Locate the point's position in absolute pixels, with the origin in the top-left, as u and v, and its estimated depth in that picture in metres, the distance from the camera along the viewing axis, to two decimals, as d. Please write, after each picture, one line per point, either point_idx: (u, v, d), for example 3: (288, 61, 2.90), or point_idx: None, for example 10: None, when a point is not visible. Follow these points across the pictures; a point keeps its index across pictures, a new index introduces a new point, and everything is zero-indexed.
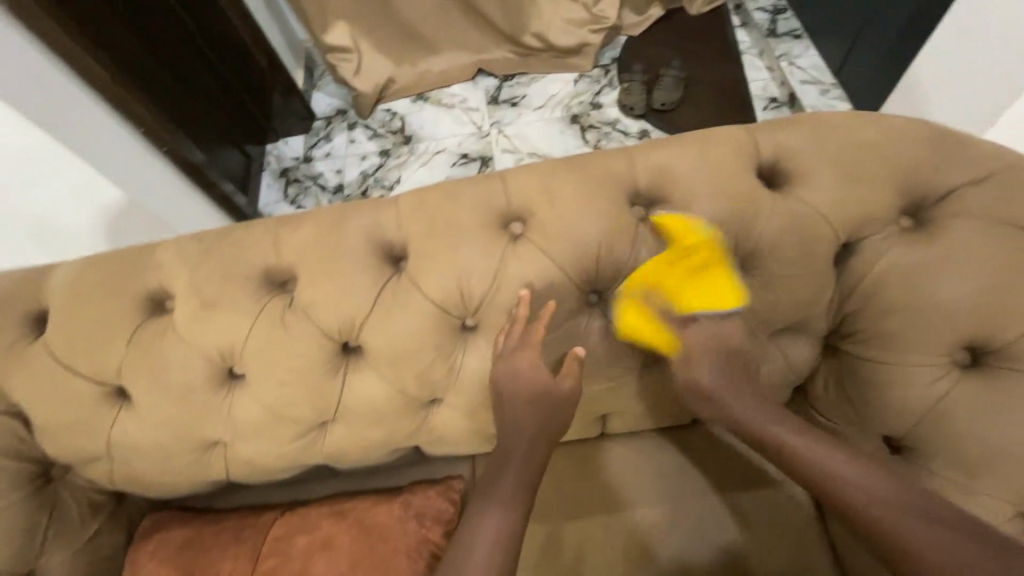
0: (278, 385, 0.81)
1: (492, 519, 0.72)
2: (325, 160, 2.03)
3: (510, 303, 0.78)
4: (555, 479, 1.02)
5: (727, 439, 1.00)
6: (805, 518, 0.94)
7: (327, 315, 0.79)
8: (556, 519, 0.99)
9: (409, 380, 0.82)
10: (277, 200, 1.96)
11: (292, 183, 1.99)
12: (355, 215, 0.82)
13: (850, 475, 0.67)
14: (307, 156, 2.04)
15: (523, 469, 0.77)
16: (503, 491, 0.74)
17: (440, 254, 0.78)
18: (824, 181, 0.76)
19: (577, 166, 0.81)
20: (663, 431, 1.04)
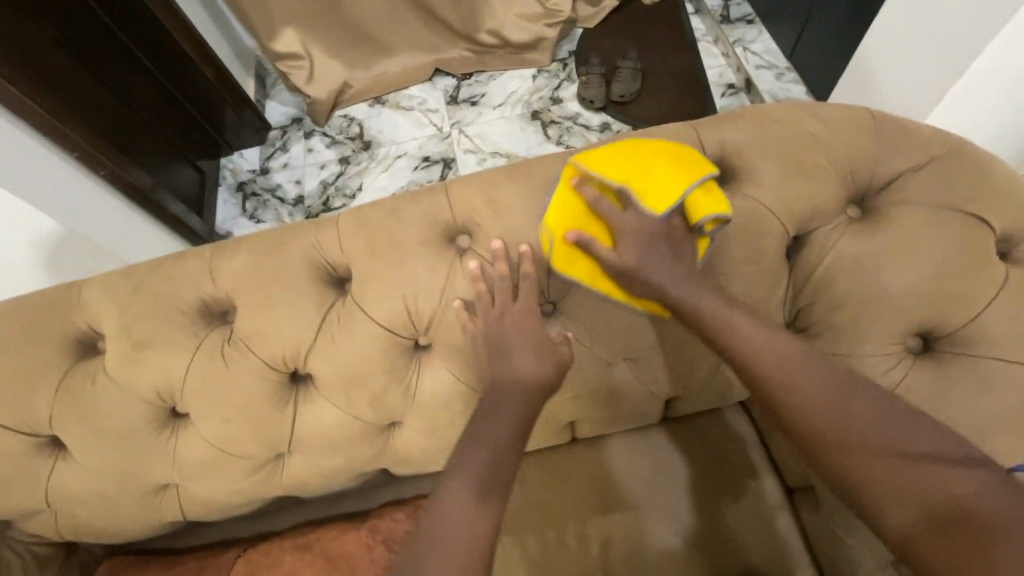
0: (225, 422, 0.78)
1: (453, 514, 0.62)
2: (282, 171, 1.95)
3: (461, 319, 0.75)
4: (528, 489, 1.00)
5: (697, 435, 1.00)
6: (777, 511, 0.94)
7: (270, 346, 0.75)
8: (530, 530, 0.97)
9: (363, 406, 0.79)
10: (235, 216, 1.88)
11: (250, 197, 1.91)
12: (294, 238, 0.78)
13: (818, 405, 0.62)
14: (264, 168, 1.97)
15: (489, 458, 0.66)
16: (466, 484, 0.64)
17: (386, 274, 0.75)
18: (771, 176, 0.75)
19: (523, 173, 0.79)
20: (634, 432, 1.03)
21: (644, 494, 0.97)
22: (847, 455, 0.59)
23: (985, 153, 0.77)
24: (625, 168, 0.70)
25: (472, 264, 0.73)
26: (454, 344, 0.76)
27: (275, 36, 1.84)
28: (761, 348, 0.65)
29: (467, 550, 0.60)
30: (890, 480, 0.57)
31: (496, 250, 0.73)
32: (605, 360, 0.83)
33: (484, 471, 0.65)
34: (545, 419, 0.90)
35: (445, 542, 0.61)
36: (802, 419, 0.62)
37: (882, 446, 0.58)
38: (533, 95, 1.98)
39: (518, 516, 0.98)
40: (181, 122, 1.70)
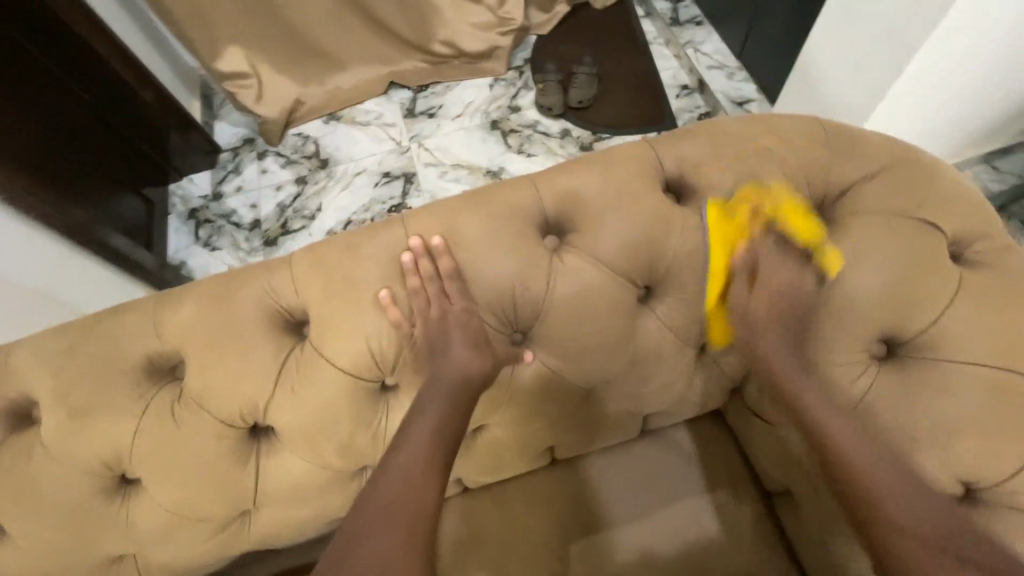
0: (181, 485, 0.72)
1: (394, 489, 0.65)
2: (237, 195, 1.88)
3: (427, 357, 0.72)
4: (512, 518, 0.97)
5: (675, 447, 0.99)
6: (758, 519, 0.94)
7: (225, 400, 0.70)
8: (515, 563, 0.94)
9: (331, 454, 0.75)
10: (189, 245, 1.80)
11: (204, 225, 1.83)
12: (244, 283, 0.74)
13: (866, 457, 0.68)
14: (216, 193, 1.88)
15: (426, 450, 0.67)
16: (401, 468, 0.66)
17: (345, 316, 0.71)
18: (731, 191, 0.75)
19: (483, 199, 0.77)
20: (615, 448, 1.01)
21: (627, 513, 0.96)
22: (889, 504, 0.65)
23: (931, 156, 0.79)
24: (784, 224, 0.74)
25: (406, 257, 0.72)
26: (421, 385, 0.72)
27: (218, 56, 1.76)
28: (818, 408, 0.71)
29: (409, 524, 0.63)
30: (920, 533, 0.63)
31: (419, 247, 0.73)
32: (579, 386, 0.81)
33: (424, 452, 0.67)
34: (523, 448, 0.88)
35: (388, 518, 0.63)
36: (854, 468, 0.68)
37: (915, 503, 0.65)
38: (491, 104, 1.96)
39: (502, 548, 0.95)
40: (120, 152, 1.61)
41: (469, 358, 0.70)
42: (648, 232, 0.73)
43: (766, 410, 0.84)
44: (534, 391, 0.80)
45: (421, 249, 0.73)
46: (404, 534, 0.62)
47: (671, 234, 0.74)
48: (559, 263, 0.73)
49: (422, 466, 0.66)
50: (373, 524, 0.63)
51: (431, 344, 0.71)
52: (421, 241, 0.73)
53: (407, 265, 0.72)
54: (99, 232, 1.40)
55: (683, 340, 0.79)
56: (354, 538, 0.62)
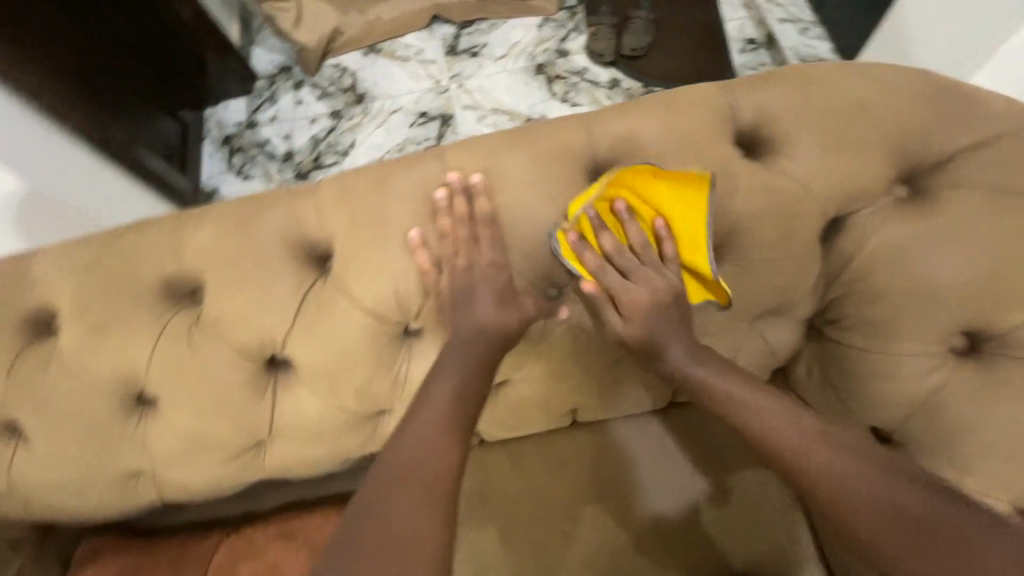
0: (196, 411, 0.71)
1: (415, 444, 0.59)
2: (270, 124, 1.81)
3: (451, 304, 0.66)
4: (529, 473, 0.95)
5: (708, 421, 0.94)
6: (784, 504, 0.89)
7: (242, 330, 0.67)
8: (528, 522, 0.92)
9: (349, 395, 0.72)
10: (221, 172, 1.76)
11: (236, 152, 1.78)
12: (267, 209, 0.70)
13: (807, 446, 0.55)
14: (250, 121, 1.82)
15: (449, 411, 0.61)
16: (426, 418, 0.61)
17: (370, 254, 0.66)
18: (812, 149, 0.65)
19: (529, 137, 0.69)
20: (641, 415, 0.97)
21: (646, 485, 0.92)
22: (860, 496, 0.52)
23: None
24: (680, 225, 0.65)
25: (440, 193, 0.66)
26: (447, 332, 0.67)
27: None
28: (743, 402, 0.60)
29: (428, 484, 0.56)
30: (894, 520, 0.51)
31: (457, 183, 0.67)
32: (613, 349, 0.75)
33: (447, 412, 0.61)
34: (545, 408, 0.84)
35: (408, 478, 0.57)
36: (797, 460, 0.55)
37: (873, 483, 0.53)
38: (538, 46, 1.83)
39: (514, 504, 0.93)
40: (156, 70, 1.55)
41: (499, 309, 0.65)
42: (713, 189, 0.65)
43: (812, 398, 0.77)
44: (565, 351, 0.75)
45: (459, 185, 0.67)
46: (426, 494, 0.56)
47: (738, 194, 0.65)
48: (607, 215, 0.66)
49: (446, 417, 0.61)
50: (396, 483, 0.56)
51: (459, 292, 0.66)
52: (457, 177, 0.67)
53: (439, 202, 0.66)
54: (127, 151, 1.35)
55: (734, 314, 0.73)
56: (377, 497, 0.56)
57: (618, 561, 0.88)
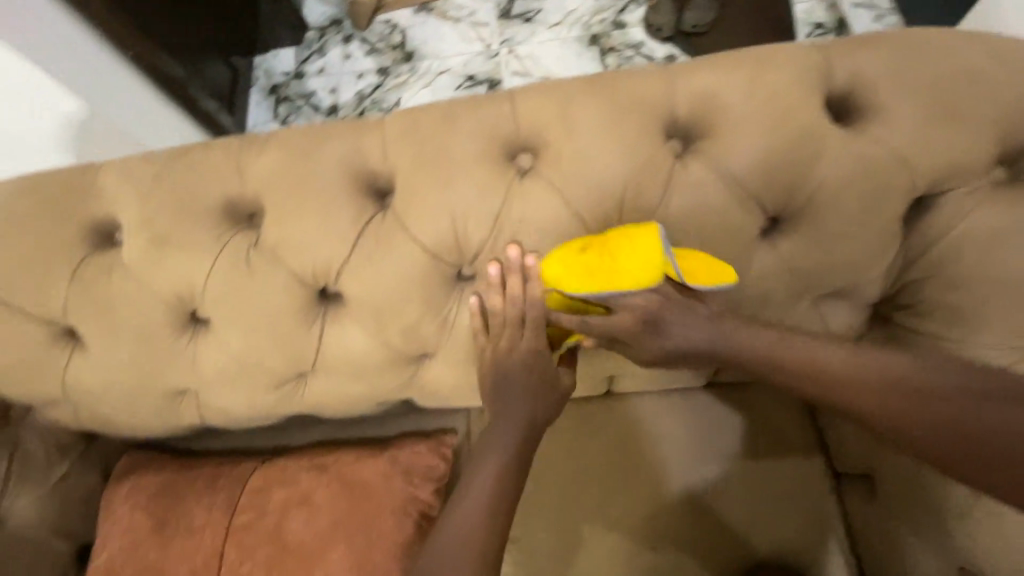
0: (247, 334, 0.72)
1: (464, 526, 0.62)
2: (318, 77, 1.80)
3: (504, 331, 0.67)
4: (556, 438, 0.93)
5: (748, 405, 0.90)
6: (821, 493, 0.86)
7: (300, 257, 0.68)
8: (555, 484, 0.91)
9: (395, 334, 0.72)
10: (267, 120, 1.77)
11: (283, 102, 1.78)
12: (331, 139, 0.69)
13: (827, 374, 0.60)
14: (299, 72, 1.82)
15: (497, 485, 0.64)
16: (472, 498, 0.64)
17: (432, 191, 0.65)
18: (908, 119, 0.61)
19: (604, 86, 0.67)
20: (679, 392, 0.93)
21: (677, 462, 0.90)
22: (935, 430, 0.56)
23: None
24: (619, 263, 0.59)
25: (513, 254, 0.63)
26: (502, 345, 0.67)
27: None
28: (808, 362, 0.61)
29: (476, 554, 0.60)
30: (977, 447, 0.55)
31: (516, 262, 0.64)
32: None
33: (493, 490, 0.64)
34: (584, 368, 0.85)
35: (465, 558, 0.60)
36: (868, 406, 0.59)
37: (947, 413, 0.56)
38: (595, 16, 1.76)
39: (541, 466, 0.92)
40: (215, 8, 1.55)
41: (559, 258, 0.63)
42: (795, 154, 0.62)
43: None
44: None
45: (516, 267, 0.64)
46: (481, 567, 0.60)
47: (821, 161, 0.62)
48: (680, 172, 0.63)
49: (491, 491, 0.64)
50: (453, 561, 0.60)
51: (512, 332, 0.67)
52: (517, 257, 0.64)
53: (500, 202, 0.64)
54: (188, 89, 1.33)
55: (798, 289, 0.69)
56: (444, 575, 0.59)
57: (646, 534, 0.87)
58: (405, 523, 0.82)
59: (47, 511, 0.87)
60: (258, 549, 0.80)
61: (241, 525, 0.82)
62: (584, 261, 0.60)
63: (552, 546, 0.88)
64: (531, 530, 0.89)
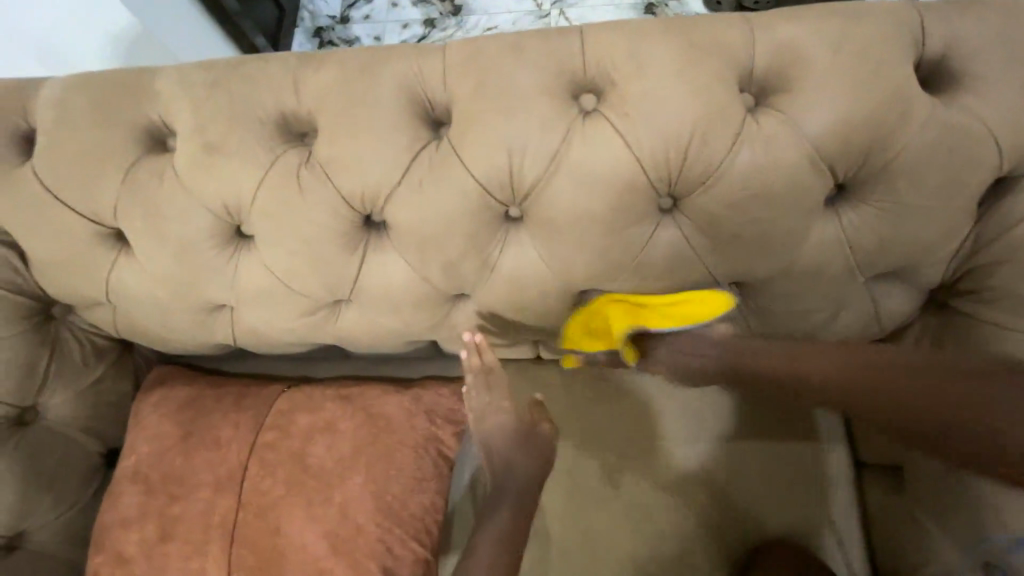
0: (289, 254, 0.72)
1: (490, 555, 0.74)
2: (363, 23, 1.72)
3: (485, 386, 0.79)
4: (576, 398, 0.90)
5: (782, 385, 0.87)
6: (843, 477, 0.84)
7: (350, 179, 0.67)
8: (575, 441, 0.89)
9: (436, 269, 0.71)
10: None
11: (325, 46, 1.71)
12: (391, 61, 0.68)
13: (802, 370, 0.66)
14: (343, 16, 1.74)
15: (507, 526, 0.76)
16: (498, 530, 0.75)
17: (491, 122, 0.64)
18: (1004, 89, 0.58)
19: (681, 28, 0.63)
20: None
21: (700, 433, 0.88)
22: (939, 419, 0.57)
23: None
24: (604, 326, 0.77)
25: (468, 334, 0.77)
26: (483, 388, 0.79)
27: None
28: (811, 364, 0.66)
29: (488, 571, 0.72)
30: (992, 416, 0.55)
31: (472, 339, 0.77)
32: (711, 277, 0.69)
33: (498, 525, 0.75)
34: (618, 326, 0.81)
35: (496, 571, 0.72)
36: (870, 395, 0.62)
37: (953, 393, 0.58)
38: None
39: (559, 424, 0.90)
40: None
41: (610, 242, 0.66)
42: (877, 117, 0.59)
43: None
44: (660, 272, 0.69)
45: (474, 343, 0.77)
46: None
47: (905, 127, 0.59)
48: (751, 126, 0.61)
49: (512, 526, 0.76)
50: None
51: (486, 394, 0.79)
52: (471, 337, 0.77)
53: (559, 143, 0.63)
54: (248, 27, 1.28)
55: (856, 261, 0.65)
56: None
57: (665, 498, 0.85)
58: (423, 461, 0.84)
59: (81, 410, 0.90)
60: (280, 467, 0.82)
61: (265, 444, 0.84)
62: (584, 325, 0.77)
63: (564, 505, 0.87)
64: (544, 481, 0.88)
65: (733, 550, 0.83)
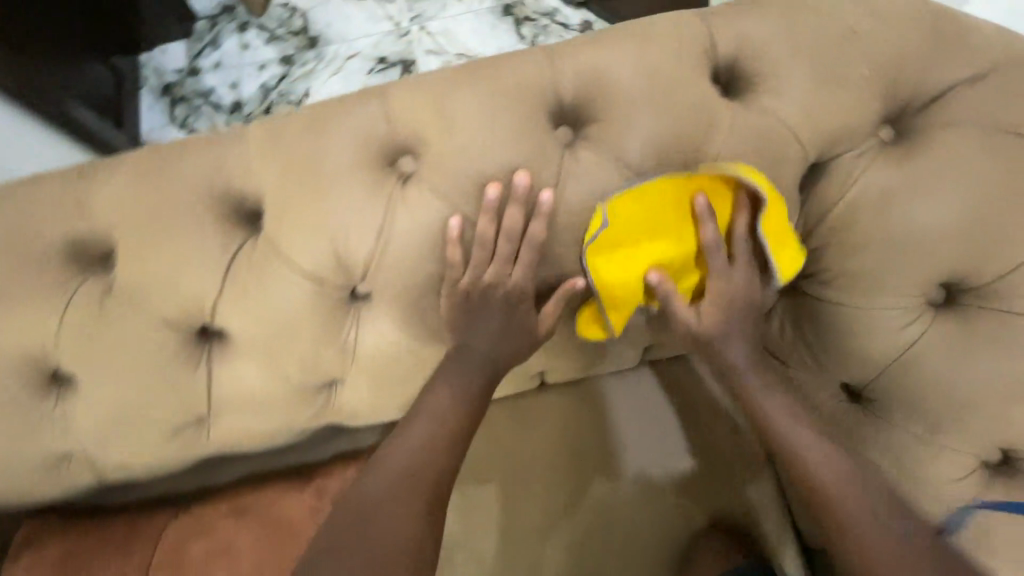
0: (122, 389, 0.65)
1: (424, 428, 0.62)
2: (216, 73, 1.22)
3: (506, 260, 0.61)
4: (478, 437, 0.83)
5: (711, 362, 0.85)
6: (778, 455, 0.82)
7: (166, 294, 0.60)
8: (488, 480, 0.82)
9: (294, 366, 0.66)
10: (162, 125, 1.21)
11: (181, 101, 1.22)
12: (187, 160, 0.61)
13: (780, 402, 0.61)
14: (193, 68, 1.23)
15: (428, 461, 0.61)
16: (432, 406, 0.63)
17: (307, 208, 0.59)
18: (792, 86, 0.60)
19: (483, 74, 0.61)
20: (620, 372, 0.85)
21: (632, 442, 0.83)
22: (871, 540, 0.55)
23: None
24: (776, 234, 0.59)
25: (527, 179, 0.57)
26: (507, 259, 0.61)
27: None
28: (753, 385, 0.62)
29: None
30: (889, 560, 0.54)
31: (485, 205, 0.58)
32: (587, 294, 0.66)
33: (424, 461, 0.60)
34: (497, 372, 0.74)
35: (365, 514, 0.58)
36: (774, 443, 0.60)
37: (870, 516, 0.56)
38: None
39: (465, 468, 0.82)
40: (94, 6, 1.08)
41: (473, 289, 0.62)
42: (686, 131, 0.59)
43: (783, 354, 0.71)
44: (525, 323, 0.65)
45: (490, 206, 0.58)
46: (427, 512, 0.58)
47: (714, 136, 0.60)
48: (570, 160, 0.60)
49: (448, 395, 0.64)
50: (353, 534, 0.56)
51: (503, 267, 0.61)
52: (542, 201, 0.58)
53: (385, 216, 0.60)
54: (68, 100, 0.99)
55: None
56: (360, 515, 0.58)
57: (606, 521, 0.80)
58: None
59: None
60: None
61: None
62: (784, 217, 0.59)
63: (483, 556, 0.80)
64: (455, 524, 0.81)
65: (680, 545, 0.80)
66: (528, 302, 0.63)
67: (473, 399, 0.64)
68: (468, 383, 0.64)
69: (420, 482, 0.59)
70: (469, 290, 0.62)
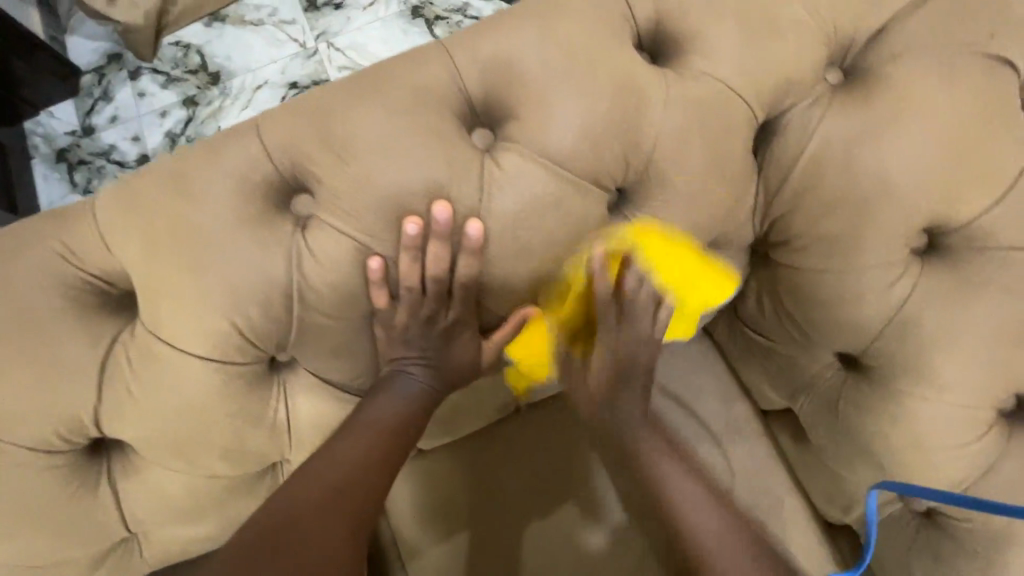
0: (10, 533, 0.53)
1: (355, 445, 0.52)
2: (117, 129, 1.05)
3: (439, 295, 0.53)
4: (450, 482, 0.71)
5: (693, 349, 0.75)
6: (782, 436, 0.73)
7: (35, 413, 0.49)
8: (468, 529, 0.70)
9: (217, 462, 0.55)
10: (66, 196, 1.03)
11: (82, 167, 1.04)
12: (32, 245, 0.50)
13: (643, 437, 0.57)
14: (88, 128, 1.05)
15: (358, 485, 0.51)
16: (371, 418, 0.54)
17: (188, 278, 0.49)
18: (724, 41, 0.53)
19: (376, 83, 0.52)
20: None
21: None
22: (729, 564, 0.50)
23: None
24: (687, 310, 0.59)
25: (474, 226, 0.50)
26: (442, 296, 0.53)
27: None
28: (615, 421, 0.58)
29: None
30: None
31: (405, 242, 0.49)
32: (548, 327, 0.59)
33: (356, 478, 0.51)
34: (462, 409, 0.65)
35: (280, 522, 0.47)
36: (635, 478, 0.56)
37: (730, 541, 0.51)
38: None
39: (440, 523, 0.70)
40: None
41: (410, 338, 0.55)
42: (618, 110, 0.51)
43: (765, 330, 0.65)
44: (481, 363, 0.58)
45: (412, 245, 0.49)
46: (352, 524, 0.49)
47: (650, 112, 0.52)
48: (494, 167, 0.51)
49: (392, 408, 0.54)
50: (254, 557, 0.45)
51: (438, 300, 0.53)
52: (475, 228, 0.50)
53: (285, 272, 0.49)
54: None
55: None
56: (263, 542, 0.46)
57: (566, 538, 0.69)
58: None
59: None
60: None
61: None
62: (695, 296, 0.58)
63: None
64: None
65: (650, 556, 0.69)
66: (471, 328, 0.55)
67: (418, 415, 0.55)
68: (414, 397, 0.55)
69: (346, 500, 0.50)
70: (404, 331, 0.53)
